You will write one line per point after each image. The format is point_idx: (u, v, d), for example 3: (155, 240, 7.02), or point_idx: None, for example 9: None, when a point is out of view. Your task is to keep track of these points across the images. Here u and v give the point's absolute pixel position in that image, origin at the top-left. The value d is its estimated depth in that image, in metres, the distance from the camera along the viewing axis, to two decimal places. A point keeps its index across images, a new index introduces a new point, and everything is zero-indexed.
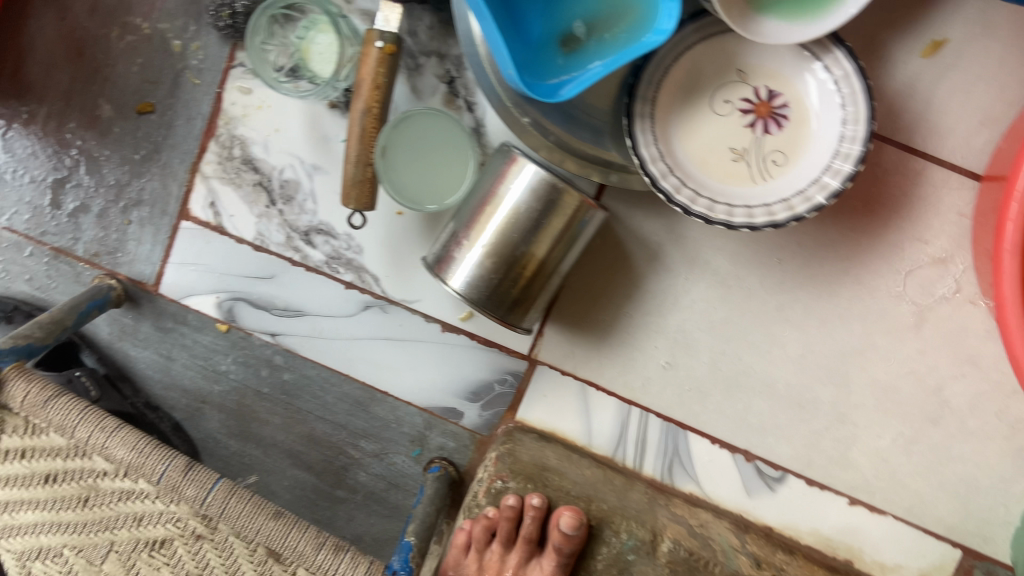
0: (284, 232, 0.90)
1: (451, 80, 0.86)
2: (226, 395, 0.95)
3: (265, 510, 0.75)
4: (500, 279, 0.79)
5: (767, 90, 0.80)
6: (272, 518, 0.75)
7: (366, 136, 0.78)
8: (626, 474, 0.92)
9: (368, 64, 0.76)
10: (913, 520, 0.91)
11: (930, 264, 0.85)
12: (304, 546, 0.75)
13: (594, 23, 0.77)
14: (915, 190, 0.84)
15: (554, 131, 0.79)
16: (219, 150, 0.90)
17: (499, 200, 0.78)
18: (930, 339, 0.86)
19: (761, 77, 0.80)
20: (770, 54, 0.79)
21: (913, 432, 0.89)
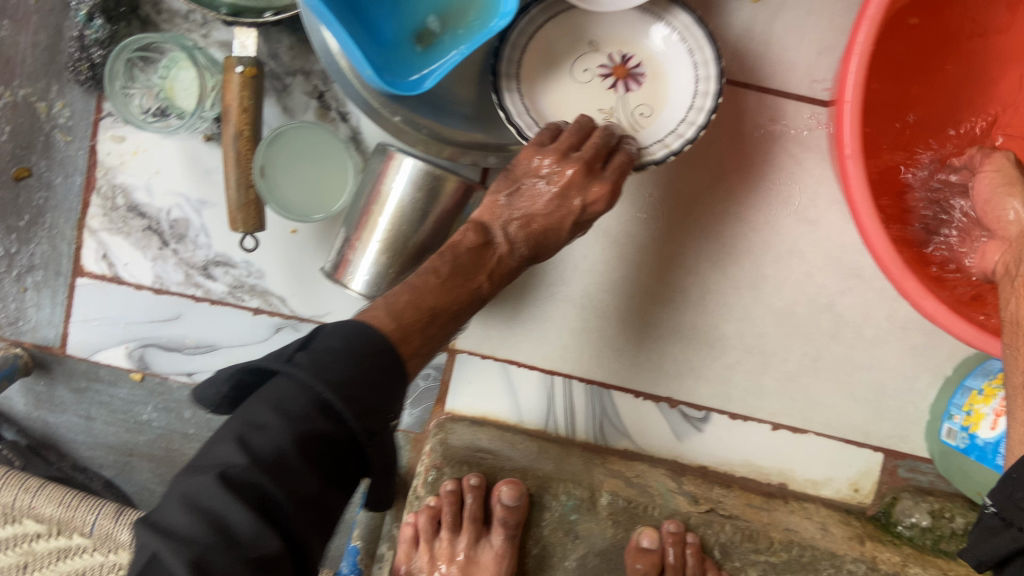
0: (182, 270, 0.91)
1: (320, 94, 0.88)
2: (153, 444, 0.96)
3: None
4: (398, 274, 0.80)
5: (619, 55, 0.85)
6: None
7: (242, 159, 0.80)
8: (561, 442, 0.95)
9: (232, 90, 0.78)
10: (832, 433, 0.96)
11: (800, 191, 0.91)
12: None
13: (446, 16, 0.80)
14: (773, 125, 0.90)
15: (425, 124, 0.82)
16: (102, 202, 0.90)
17: (384, 196, 0.80)
18: (814, 261, 0.92)
19: (612, 44, 0.85)
20: (616, 22, 0.84)
21: (816, 350, 0.94)
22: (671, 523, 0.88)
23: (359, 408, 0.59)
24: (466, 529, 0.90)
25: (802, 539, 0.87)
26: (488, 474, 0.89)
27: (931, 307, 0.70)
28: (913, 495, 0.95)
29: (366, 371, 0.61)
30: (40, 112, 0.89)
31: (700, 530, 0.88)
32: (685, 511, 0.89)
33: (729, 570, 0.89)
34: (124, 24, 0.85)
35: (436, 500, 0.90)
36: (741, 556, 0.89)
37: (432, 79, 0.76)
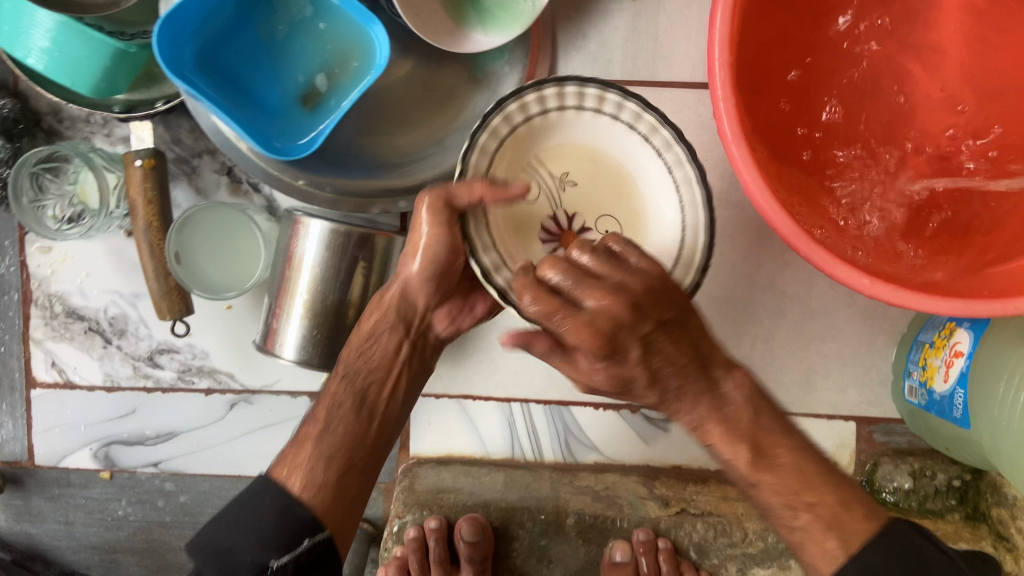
0: (129, 364, 0.92)
1: (228, 170, 0.89)
2: (134, 537, 0.98)
3: None
4: (327, 334, 0.81)
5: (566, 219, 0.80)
6: None
7: (156, 250, 0.80)
8: (529, 467, 0.92)
9: (133, 184, 0.78)
10: (800, 411, 0.94)
11: (719, 177, 0.90)
12: None
13: (331, 71, 0.80)
14: (678, 116, 0.89)
15: (327, 182, 0.83)
16: (41, 312, 0.91)
17: (299, 261, 0.80)
18: (744, 243, 0.91)
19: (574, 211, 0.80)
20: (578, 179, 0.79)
21: (766, 329, 0.93)
22: (641, 531, 0.90)
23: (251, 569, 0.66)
24: (437, 572, 0.92)
25: None
26: (452, 514, 0.92)
27: (841, 269, 0.65)
28: (893, 458, 0.93)
29: (249, 523, 0.68)
30: None
31: (673, 533, 0.90)
32: (655, 517, 0.90)
33: (708, 569, 0.90)
34: (28, 138, 0.87)
35: (402, 548, 0.93)
36: (718, 552, 0.89)
37: (320, 138, 0.77)
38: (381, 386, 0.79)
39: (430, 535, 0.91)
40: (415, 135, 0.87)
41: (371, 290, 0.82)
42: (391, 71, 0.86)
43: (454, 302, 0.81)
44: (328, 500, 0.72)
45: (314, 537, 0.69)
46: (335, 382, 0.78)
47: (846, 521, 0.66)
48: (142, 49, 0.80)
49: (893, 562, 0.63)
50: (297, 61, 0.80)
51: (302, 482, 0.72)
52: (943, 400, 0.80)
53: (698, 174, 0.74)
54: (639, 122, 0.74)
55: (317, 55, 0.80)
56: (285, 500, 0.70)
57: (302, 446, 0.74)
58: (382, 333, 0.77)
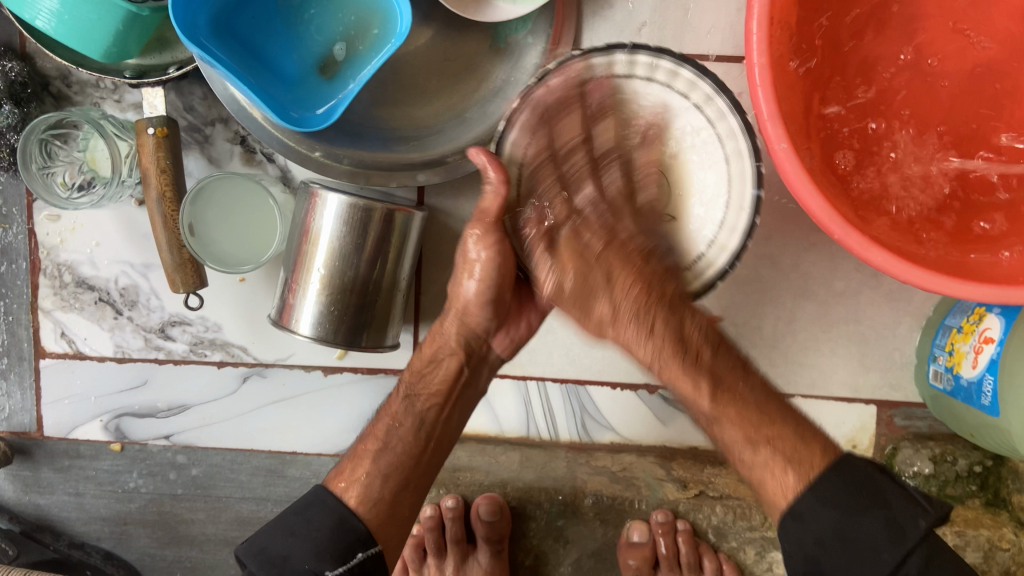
0: (140, 336, 0.91)
1: (242, 139, 0.87)
2: (144, 510, 0.97)
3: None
4: (344, 310, 0.79)
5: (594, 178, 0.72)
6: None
7: (170, 221, 0.78)
8: (545, 447, 0.90)
9: (147, 153, 0.77)
10: (820, 393, 0.93)
11: None
12: None
13: (350, 41, 0.78)
14: None
15: (346, 155, 0.81)
16: (50, 281, 0.90)
17: (317, 235, 0.78)
18: (770, 223, 0.89)
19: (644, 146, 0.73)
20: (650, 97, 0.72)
21: (789, 310, 0.91)
22: (659, 513, 0.89)
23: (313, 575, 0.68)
24: (453, 551, 0.91)
25: None
26: (469, 493, 0.92)
27: (880, 258, 0.63)
28: (914, 443, 0.92)
29: (306, 529, 0.70)
30: None
31: (692, 516, 0.89)
32: (674, 499, 0.89)
33: (727, 551, 0.90)
34: (35, 103, 0.85)
35: (419, 527, 0.93)
36: (736, 535, 0.89)
37: (339, 108, 0.74)
38: (441, 409, 0.78)
39: (445, 514, 0.90)
40: (435, 107, 0.85)
41: (388, 266, 0.80)
42: (412, 39, 0.83)
43: (510, 322, 0.79)
44: (381, 516, 0.73)
45: (367, 552, 0.71)
46: (398, 399, 0.77)
47: (802, 453, 0.66)
48: (154, 12, 0.77)
49: (828, 507, 0.63)
50: (316, 30, 0.78)
51: (360, 498, 0.73)
52: (971, 386, 0.79)
53: (744, 124, 0.70)
54: (694, 91, 0.71)
55: (336, 24, 0.78)
56: (342, 512, 0.72)
57: (358, 464, 0.75)
58: (446, 356, 0.77)
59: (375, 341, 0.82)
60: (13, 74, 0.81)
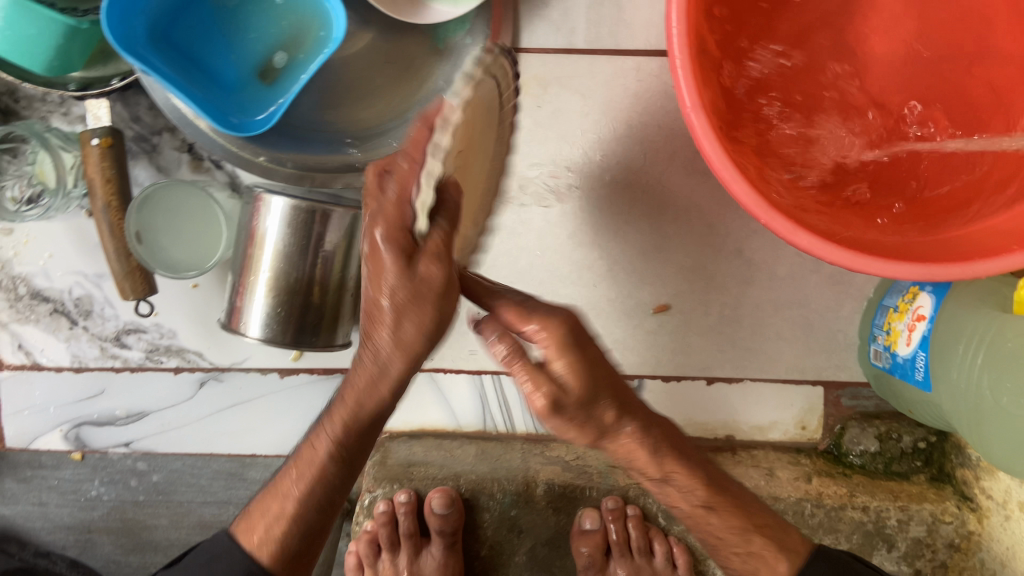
0: (96, 345, 0.92)
1: (189, 146, 0.88)
2: (108, 517, 0.98)
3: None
4: (291, 311, 0.81)
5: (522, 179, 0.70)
6: None
7: (116, 230, 0.79)
8: (501, 439, 0.93)
9: (91, 163, 0.78)
10: (768, 376, 0.95)
11: (684, 144, 0.90)
12: None
13: (288, 49, 0.79)
14: (642, 84, 0.89)
15: (289, 158, 0.82)
16: (4, 294, 0.91)
17: (261, 237, 0.80)
18: (712, 212, 0.91)
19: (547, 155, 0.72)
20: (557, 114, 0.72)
21: (733, 297, 0.93)
22: (610, 499, 0.91)
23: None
24: (406, 545, 0.92)
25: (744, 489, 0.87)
26: (422, 488, 0.91)
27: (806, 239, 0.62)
28: (860, 422, 0.95)
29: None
30: None
31: (642, 501, 0.91)
32: (624, 485, 0.90)
33: (676, 534, 0.91)
34: None
35: (373, 523, 0.94)
36: (686, 518, 0.90)
37: (277, 114, 0.75)
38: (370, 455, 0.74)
39: (399, 508, 0.91)
40: (377, 109, 0.86)
41: (335, 266, 0.82)
42: (352, 42, 0.84)
43: None
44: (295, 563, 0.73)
45: None
46: (329, 447, 0.69)
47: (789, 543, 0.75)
48: (94, 25, 0.78)
49: None
50: (254, 38, 0.79)
51: (274, 552, 0.71)
52: (906, 362, 0.81)
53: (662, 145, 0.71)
54: None
55: (274, 33, 0.80)
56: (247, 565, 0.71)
57: (278, 518, 0.71)
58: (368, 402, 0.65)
59: (326, 340, 0.83)
60: None
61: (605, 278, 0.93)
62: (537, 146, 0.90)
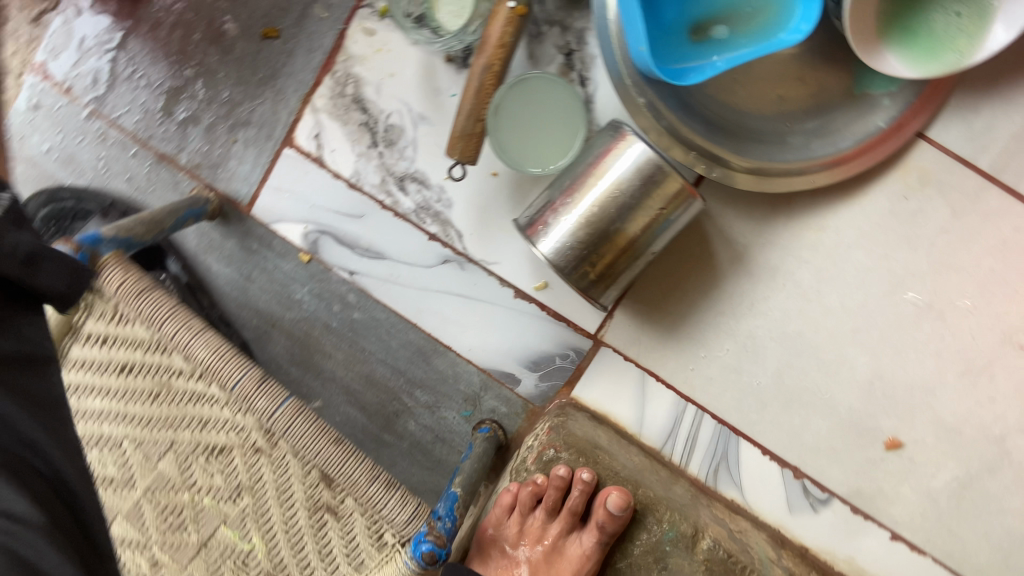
0: (380, 175, 0.92)
1: (569, 51, 0.87)
2: (296, 323, 0.97)
3: (326, 434, 0.76)
4: (587, 252, 0.79)
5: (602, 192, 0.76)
6: (333, 442, 0.76)
7: (482, 93, 0.79)
8: (670, 468, 0.93)
9: (496, 22, 0.77)
10: (951, 566, 0.89)
11: (1017, 316, 0.84)
12: (358, 475, 0.76)
13: (730, 22, 0.77)
14: (1015, 238, 0.83)
15: (668, 116, 0.81)
16: (332, 85, 0.92)
17: (604, 172, 0.78)
18: (1003, 388, 0.86)
19: None
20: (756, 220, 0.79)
21: (969, 477, 0.88)
22: None
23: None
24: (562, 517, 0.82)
25: None
26: (600, 478, 0.84)
27: None
28: None
29: None
30: None
31: None
32: None
33: None
34: None
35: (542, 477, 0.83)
36: None
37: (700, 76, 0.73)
38: None
39: (575, 483, 0.80)
40: (763, 116, 0.84)
41: (646, 236, 0.80)
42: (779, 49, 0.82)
43: None
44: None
45: None
46: None
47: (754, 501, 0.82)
48: None
49: None
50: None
51: None
52: None
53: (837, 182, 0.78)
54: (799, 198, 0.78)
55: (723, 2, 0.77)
56: None
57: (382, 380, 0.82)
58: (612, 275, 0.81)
59: (595, 295, 0.82)
60: None
61: (862, 384, 0.88)
62: (878, 233, 0.86)
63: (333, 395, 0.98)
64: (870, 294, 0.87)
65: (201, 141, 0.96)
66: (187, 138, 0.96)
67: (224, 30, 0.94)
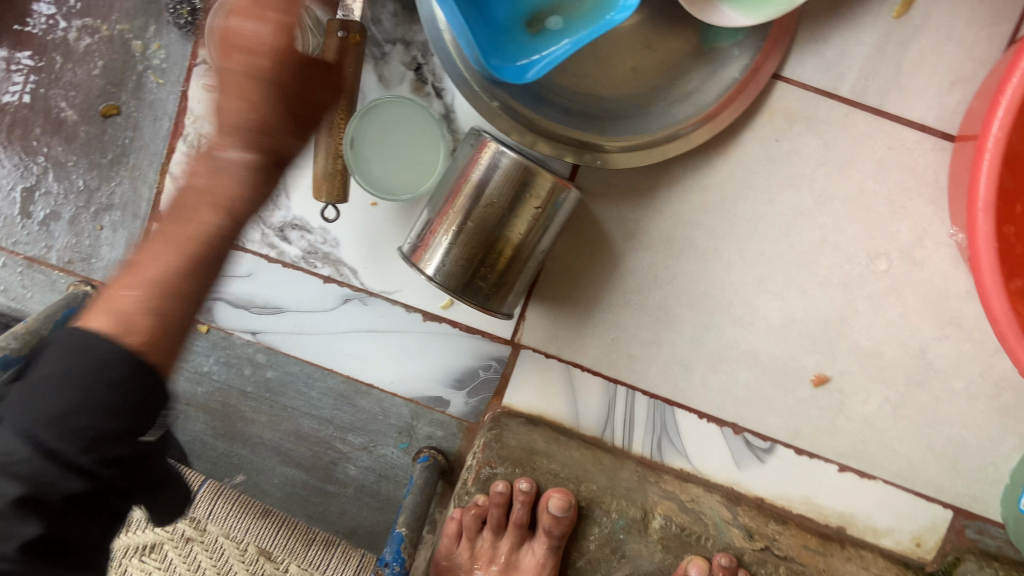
0: (258, 229, 0.90)
1: (417, 67, 0.85)
2: (210, 396, 0.95)
3: None
4: (475, 265, 0.78)
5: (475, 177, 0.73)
6: None
7: (334, 128, 0.76)
8: (615, 453, 0.92)
9: (331, 54, 0.76)
10: (902, 484, 0.91)
11: (909, 231, 0.85)
12: None
13: (561, 9, 0.76)
14: (890, 156, 0.84)
15: (523, 113, 0.80)
16: (187, 150, 0.89)
17: (473, 183, 0.77)
18: (912, 303, 0.87)
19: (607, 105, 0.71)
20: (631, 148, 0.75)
21: (899, 395, 0.89)
22: (724, 556, 0.80)
23: (117, 443, 0.51)
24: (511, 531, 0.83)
25: None
26: (542, 482, 0.84)
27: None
28: (979, 559, 0.90)
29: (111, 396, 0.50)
30: (135, 50, 0.88)
31: (753, 569, 0.84)
32: (739, 546, 0.84)
33: None
34: None
35: (483, 497, 0.83)
36: None
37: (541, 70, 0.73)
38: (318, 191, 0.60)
39: (516, 495, 0.82)
40: (621, 91, 0.84)
41: (531, 236, 0.79)
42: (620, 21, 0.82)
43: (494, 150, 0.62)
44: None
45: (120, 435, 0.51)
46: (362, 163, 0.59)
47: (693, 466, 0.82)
48: None
49: None
50: None
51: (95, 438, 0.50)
52: None
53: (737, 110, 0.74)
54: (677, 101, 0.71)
55: None
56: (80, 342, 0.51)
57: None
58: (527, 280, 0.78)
59: (495, 306, 0.81)
60: None
61: (778, 329, 0.89)
62: (759, 180, 0.86)
63: (267, 459, 0.96)
64: (766, 241, 0.87)
65: (68, 235, 0.92)
66: (52, 234, 0.92)
67: (64, 118, 0.90)
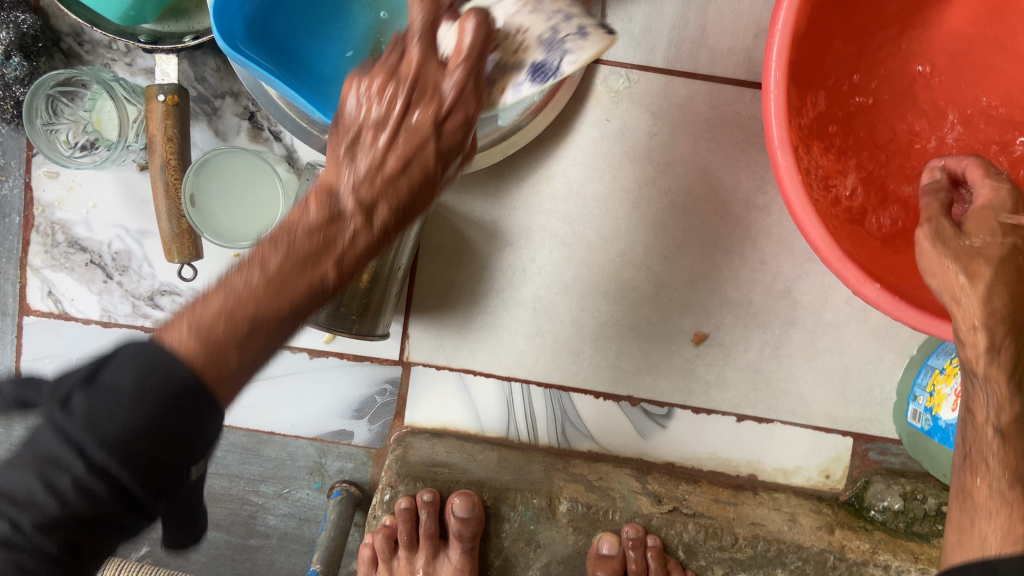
0: (128, 302, 0.90)
1: (251, 115, 0.87)
2: None
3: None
4: (336, 295, 0.79)
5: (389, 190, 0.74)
6: None
7: (173, 189, 0.79)
8: (523, 449, 0.94)
9: (154, 120, 0.76)
10: (798, 421, 0.94)
11: (748, 180, 0.89)
12: None
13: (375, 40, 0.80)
14: (716, 114, 0.88)
15: None
16: (42, 239, 0.89)
17: None
18: (767, 247, 0.90)
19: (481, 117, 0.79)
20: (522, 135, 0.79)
21: (776, 337, 0.92)
22: (631, 527, 0.87)
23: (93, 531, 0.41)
24: (425, 546, 0.89)
25: (768, 532, 0.86)
26: (445, 489, 0.88)
27: (873, 294, 0.67)
28: (885, 478, 0.93)
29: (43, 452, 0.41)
30: None
31: (663, 531, 0.88)
32: (647, 512, 0.88)
33: (695, 569, 0.89)
34: (46, 58, 0.84)
35: (392, 518, 0.89)
36: (706, 554, 0.88)
37: None
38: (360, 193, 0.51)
39: (421, 507, 0.87)
40: None
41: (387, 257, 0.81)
42: None
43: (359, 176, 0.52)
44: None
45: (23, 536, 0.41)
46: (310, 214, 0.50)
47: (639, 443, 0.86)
48: None
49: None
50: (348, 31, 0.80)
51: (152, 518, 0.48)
52: (949, 427, 0.80)
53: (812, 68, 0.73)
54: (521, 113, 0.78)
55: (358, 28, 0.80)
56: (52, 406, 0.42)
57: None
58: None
59: (368, 330, 0.83)
60: (24, 27, 0.79)
61: (651, 298, 0.92)
62: (604, 161, 0.89)
63: None
64: (620, 217, 0.90)
65: None
66: None
67: None
